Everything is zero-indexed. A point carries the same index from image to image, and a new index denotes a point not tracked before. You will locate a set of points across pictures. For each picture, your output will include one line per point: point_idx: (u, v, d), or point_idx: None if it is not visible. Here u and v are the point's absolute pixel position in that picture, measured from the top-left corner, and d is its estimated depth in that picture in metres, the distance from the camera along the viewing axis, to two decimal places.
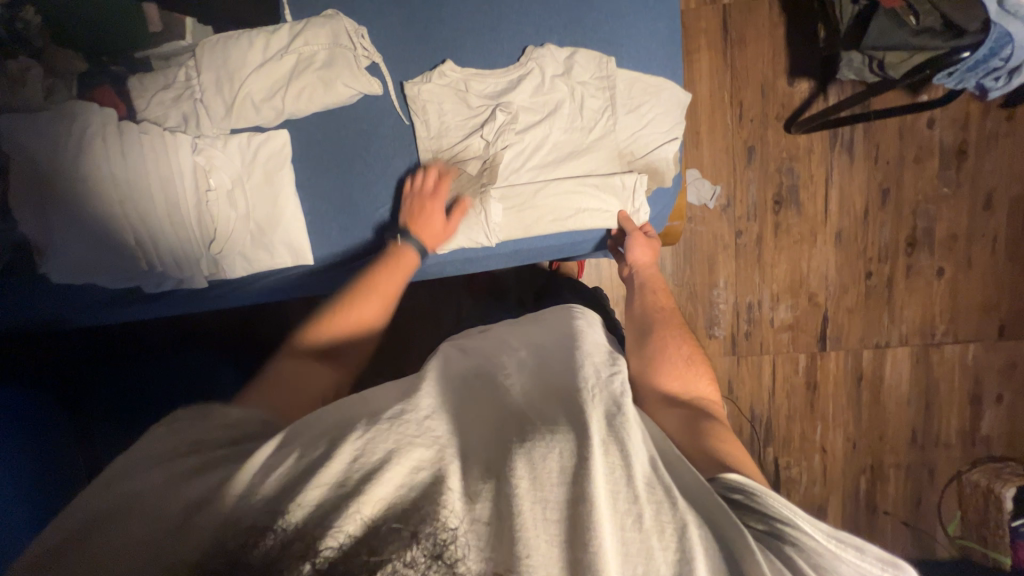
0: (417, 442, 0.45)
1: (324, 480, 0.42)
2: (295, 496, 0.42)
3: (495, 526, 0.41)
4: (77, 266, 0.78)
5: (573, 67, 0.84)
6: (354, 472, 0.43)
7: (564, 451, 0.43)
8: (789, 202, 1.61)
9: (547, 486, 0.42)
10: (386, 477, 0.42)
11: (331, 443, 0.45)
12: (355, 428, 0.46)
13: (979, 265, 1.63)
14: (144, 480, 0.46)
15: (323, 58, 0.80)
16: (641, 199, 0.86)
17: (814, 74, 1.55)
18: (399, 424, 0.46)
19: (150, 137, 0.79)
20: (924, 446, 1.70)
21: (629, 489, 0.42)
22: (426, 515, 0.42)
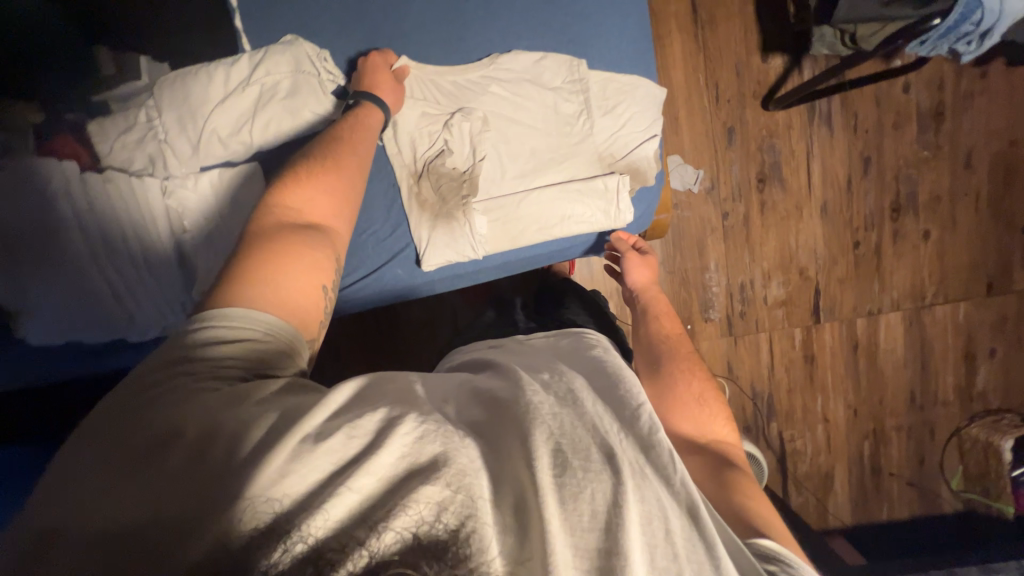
0: (460, 453, 0.43)
1: (362, 481, 0.39)
2: (327, 494, 0.38)
3: (526, 554, 0.40)
4: (55, 325, 0.76)
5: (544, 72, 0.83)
6: (393, 476, 0.41)
7: (606, 492, 0.43)
8: (773, 179, 1.60)
9: (582, 530, 0.41)
10: (428, 488, 0.40)
11: (373, 436, 0.42)
12: (403, 421, 0.44)
13: (963, 225, 1.65)
14: (157, 420, 0.43)
15: (287, 86, 0.78)
16: (626, 200, 0.85)
17: (787, 48, 1.54)
18: (445, 430, 0.44)
19: (117, 185, 0.77)
20: (923, 406, 1.73)
21: (668, 547, 0.42)
22: (457, 538, 0.39)
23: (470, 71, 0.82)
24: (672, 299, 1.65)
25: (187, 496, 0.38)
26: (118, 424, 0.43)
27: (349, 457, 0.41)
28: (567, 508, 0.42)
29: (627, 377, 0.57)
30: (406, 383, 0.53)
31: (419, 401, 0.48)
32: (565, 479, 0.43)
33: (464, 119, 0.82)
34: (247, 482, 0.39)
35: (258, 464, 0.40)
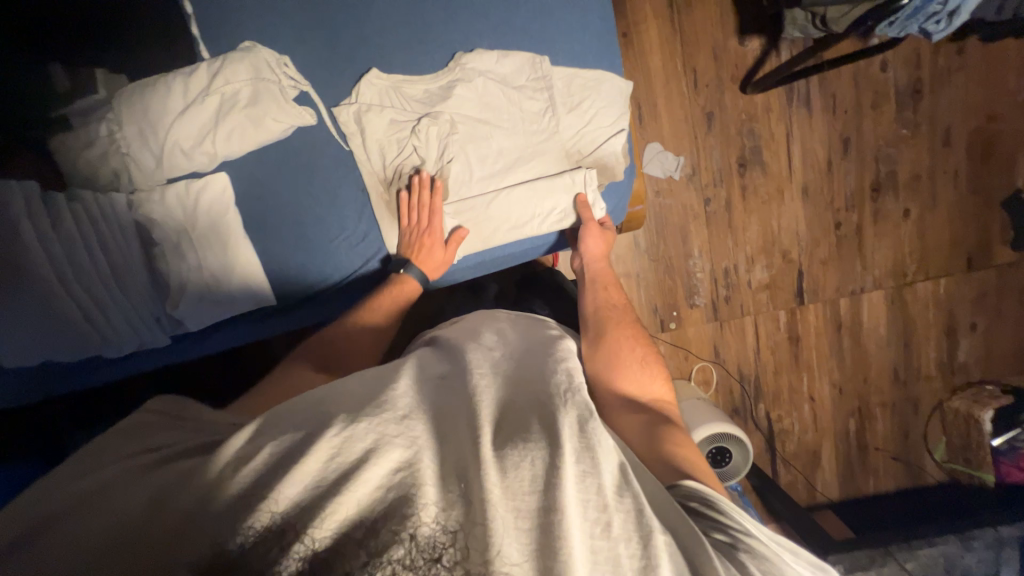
0: (391, 442, 0.47)
1: (303, 476, 0.45)
2: (275, 490, 0.44)
3: (471, 527, 0.44)
4: (29, 346, 0.76)
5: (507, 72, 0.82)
6: (331, 468, 0.45)
7: (537, 461, 0.47)
8: (753, 163, 1.60)
9: (519, 494, 0.46)
10: (365, 477, 0.45)
11: (309, 439, 0.47)
12: (332, 425, 0.48)
13: (943, 202, 1.66)
14: (104, 475, 0.51)
15: (247, 95, 0.77)
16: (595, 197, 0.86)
17: (764, 30, 1.52)
18: (377, 422, 0.48)
19: (82, 203, 0.76)
20: (906, 382, 1.77)
21: (600, 499, 0.46)
22: (399, 517, 0.44)
23: (433, 72, 0.81)
24: (657, 287, 1.66)
25: (168, 519, 0.45)
26: (103, 475, 0.51)
27: (289, 459, 0.46)
28: (504, 480, 0.46)
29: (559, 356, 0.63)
30: (352, 381, 0.57)
31: (358, 401, 0.53)
32: (496, 457, 0.48)
33: (430, 123, 0.81)
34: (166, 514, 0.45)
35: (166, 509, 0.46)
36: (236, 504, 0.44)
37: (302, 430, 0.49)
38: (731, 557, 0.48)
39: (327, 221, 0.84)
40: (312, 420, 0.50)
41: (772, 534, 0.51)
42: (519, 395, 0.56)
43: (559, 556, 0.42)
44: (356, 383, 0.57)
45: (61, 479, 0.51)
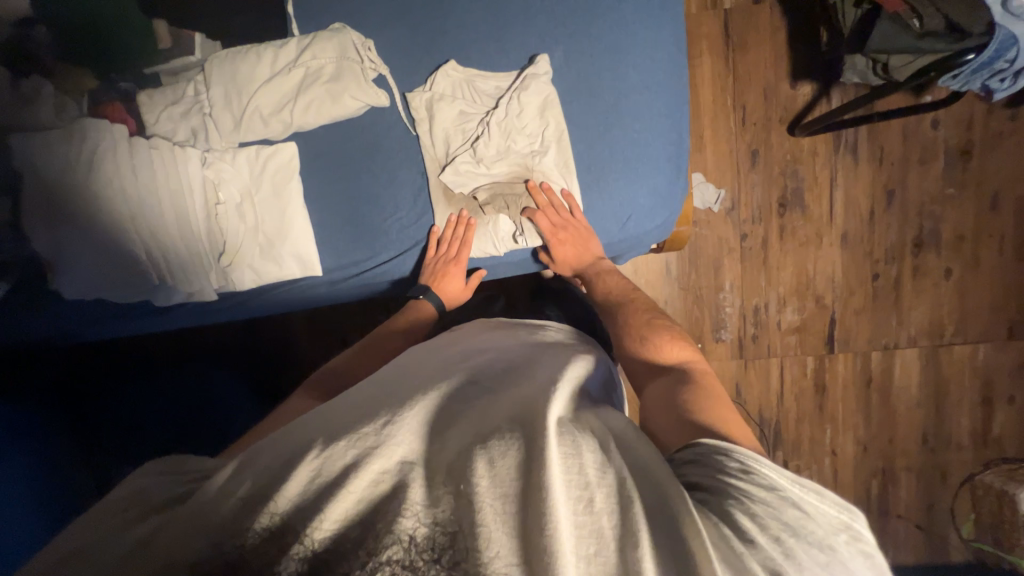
0: (372, 447, 0.50)
1: (293, 488, 0.48)
2: (270, 501, 0.47)
3: (459, 518, 0.47)
4: (89, 281, 0.78)
5: (579, 77, 0.83)
6: (317, 481, 0.48)
7: (517, 457, 0.50)
8: (794, 205, 1.60)
9: (506, 482, 0.48)
10: (349, 484, 0.47)
11: (291, 460, 0.50)
12: (313, 446, 0.51)
13: (987, 265, 1.62)
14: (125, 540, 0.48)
15: (330, 71, 0.80)
16: (646, 209, 0.86)
17: (816, 76, 1.54)
18: (357, 437, 0.51)
19: (160, 152, 0.79)
20: (936, 449, 1.69)
21: (582, 477, 0.48)
22: (389, 518, 0.47)
23: (505, 68, 0.84)
24: (684, 316, 1.64)
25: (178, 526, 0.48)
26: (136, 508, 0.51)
27: (278, 473, 0.49)
28: (491, 474, 0.49)
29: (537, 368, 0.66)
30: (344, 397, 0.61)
31: (341, 417, 0.56)
32: (481, 455, 0.51)
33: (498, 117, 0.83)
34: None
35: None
36: (238, 508, 0.48)
37: (292, 443, 0.52)
38: (731, 508, 0.46)
39: (384, 201, 0.87)
40: (293, 443, 0.52)
41: (795, 478, 0.48)
42: (502, 403, 0.59)
43: (542, 541, 0.44)
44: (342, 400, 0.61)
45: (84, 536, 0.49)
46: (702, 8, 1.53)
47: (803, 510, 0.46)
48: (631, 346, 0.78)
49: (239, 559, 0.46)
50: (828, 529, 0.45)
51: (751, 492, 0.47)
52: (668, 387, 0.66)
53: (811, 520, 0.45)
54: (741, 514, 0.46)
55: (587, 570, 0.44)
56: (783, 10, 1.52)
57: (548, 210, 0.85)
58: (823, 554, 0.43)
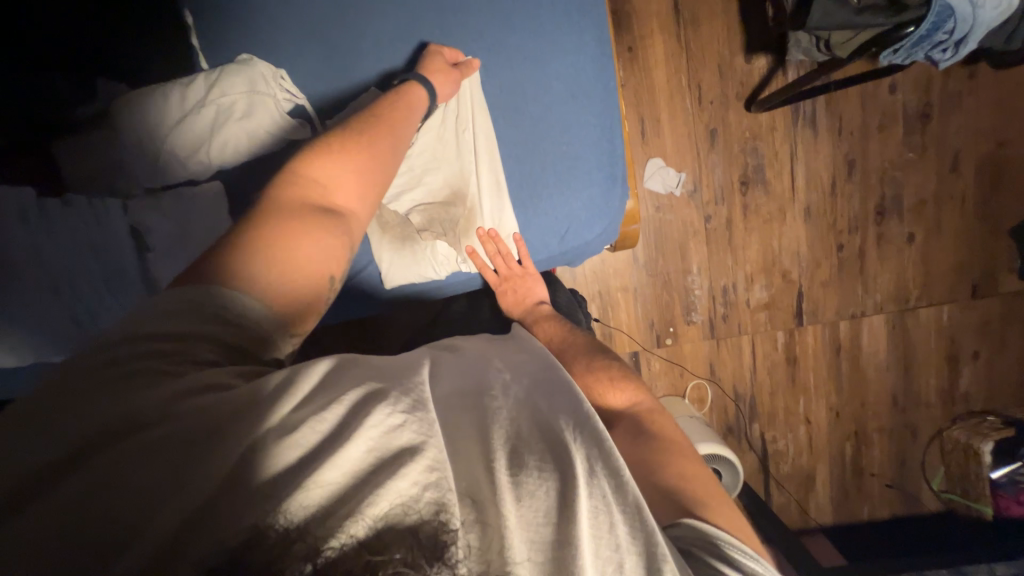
0: (424, 434, 0.45)
1: (338, 467, 0.41)
2: (305, 480, 0.40)
3: (490, 542, 0.42)
4: (20, 348, 0.77)
5: (500, 90, 0.82)
6: (369, 460, 0.42)
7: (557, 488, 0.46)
8: (756, 182, 1.59)
9: (538, 521, 0.44)
10: (401, 473, 0.41)
11: (340, 432, 0.43)
12: (373, 415, 0.44)
13: (949, 227, 1.63)
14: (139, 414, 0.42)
15: (243, 107, 0.78)
16: (583, 218, 0.86)
17: (771, 48, 1.50)
18: (418, 418, 0.46)
19: (76, 209, 0.77)
20: (905, 408, 1.74)
21: (614, 539, 0.45)
22: (423, 508, 0.41)
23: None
24: (654, 302, 1.65)
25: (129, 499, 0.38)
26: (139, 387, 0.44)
27: (324, 444, 0.42)
28: (520, 506, 0.44)
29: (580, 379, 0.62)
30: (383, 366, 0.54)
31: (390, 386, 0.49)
32: (511, 483, 0.45)
33: (423, 140, 0.83)
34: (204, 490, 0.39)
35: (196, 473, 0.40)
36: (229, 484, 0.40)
37: (342, 407, 0.45)
38: None
39: None
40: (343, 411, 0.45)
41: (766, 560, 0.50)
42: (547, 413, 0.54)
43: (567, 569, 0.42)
44: (384, 371, 0.53)
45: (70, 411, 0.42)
46: None
47: None
48: (581, 368, 0.73)
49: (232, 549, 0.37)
50: None
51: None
52: (609, 406, 0.67)
53: None
54: None
55: None
56: None
57: (497, 257, 0.86)
58: None
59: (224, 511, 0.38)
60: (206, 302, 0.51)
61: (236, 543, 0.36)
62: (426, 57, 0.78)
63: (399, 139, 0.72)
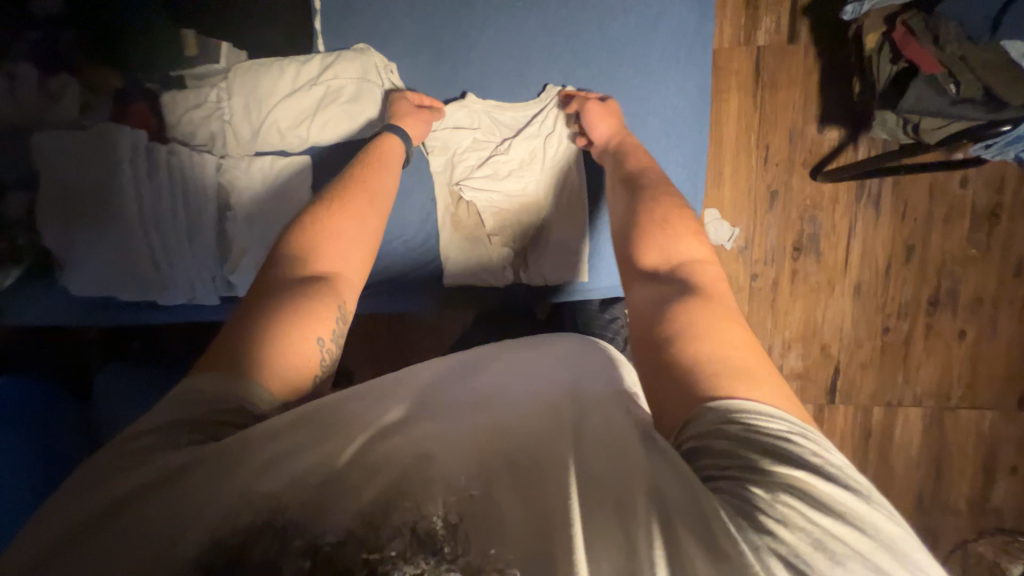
0: (403, 450, 0.50)
1: (325, 470, 0.48)
2: (297, 482, 0.47)
3: (478, 519, 0.44)
4: (96, 279, 0.80)
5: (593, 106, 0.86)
6: (346, 466, 0.48)
7: (554, 462, 0.49)
8: (809, 250, 1.57)
9: (533, 490, 0.47)
10: (373, 480, 0.47)
11: (323, 441, 0.50)
12: (351, 437, 0.51)
13: (1003, 332, 1.58)
14: (127, 474, 0.46)
15: (351, 91, 0.83)
16: None
17: (846, 122, 1.51)
18: (393, 434, 0.52)
19: (178, 158, 0.80)
20: (930, 511, 1.64)
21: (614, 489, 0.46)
22: (404, 507, 0.45)
23: (526, 108, 0.87)
24: None
25: (152, 534, 0.43)
26: (125, 455, 0.48)
27: (313, 452, 0.49)
28: (516, 481, 0.47)
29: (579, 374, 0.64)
30: (375, 391, 0.60)
31: (365, 413, 0.55)
32: (504, 463, 0.49)
33: (507, 145, 0.88)
34: (187, 519, 0.44)
35: (188, 503, 0.45)
36: (237, 501, 0.45)
37: (317, 428, 0.52)
38: (756, 489, 0.43)
39: (408, 219, 0.92)
40: (328, 424, 0.53)
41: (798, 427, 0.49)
42: (540, 404, 0.57)
43: (567, 546, 0.42)
44: (371, 397, 0.59)
45: (74, 488, 0.47)
46: (735, 43, 1.51)
47: (816, 456, 0.46)
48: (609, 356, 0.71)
49: (240, 555, 0.42)
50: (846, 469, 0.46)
51: (772, 473, 0.44)
52: None
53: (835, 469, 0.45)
54: (776, 492, 0.43)
55: None
56: (818, 53, 1.49)
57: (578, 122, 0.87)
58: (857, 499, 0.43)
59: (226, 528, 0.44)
60: (187, 393, 0.54)
61: (237, 542, 0.43)
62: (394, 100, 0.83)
63: (379, 197, 0.78)
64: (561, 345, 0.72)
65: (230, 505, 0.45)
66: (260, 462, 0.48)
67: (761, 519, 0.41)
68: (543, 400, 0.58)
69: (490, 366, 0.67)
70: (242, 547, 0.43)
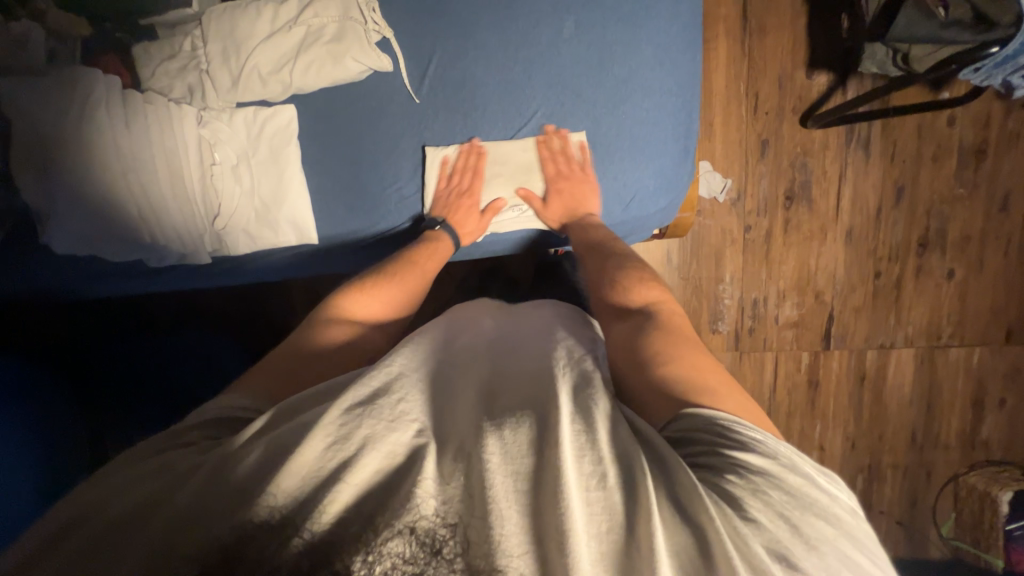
0: (403, 426, 0.47)
1: (302, 463, 0.44)
2: (273, 479, 0.43)
3: (471, 503, 0.43)
4: (81, 235, 0.78)
5: (585, 37, 0.83)
6: (327, 462, 0.44)
7: (531, 426, 0.48)
8: (801, 198, 1.58)
9: (518, 458, 0.45)
10: (357, 468, 0.44)
11: (302, 431, 0.46)
12: (325, 415, 0.47)
13: (990, 268, 1.61)
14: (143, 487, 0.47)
15: (333, 31, 0.78)
16: (636, 188, 0.91)
17: (834, 66, 1.50)
18: (372, 410, 0.47)
19: (155, 106, 0.77)
20: (923, 448, 1.69)
21: (594, 453, 0.45)
22: (398, 503, 0.43)
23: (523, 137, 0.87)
24: (682, 306, 1.62)
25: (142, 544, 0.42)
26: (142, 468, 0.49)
27: (289, 441, 0.46)
28: (504, 452, 0.45)
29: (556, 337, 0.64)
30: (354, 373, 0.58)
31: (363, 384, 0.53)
32: (494, 437, 0.47)
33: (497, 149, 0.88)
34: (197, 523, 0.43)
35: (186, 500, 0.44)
36: (235, 494, 0.44)
37: (298, 419, 0.49)
38: (738, 489, 0.45)
39: (401, 167, 0.88)
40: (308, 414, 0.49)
41: (787, 451, 0.49)
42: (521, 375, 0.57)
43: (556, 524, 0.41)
44: (350, 377, 0.57)
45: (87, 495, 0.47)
46: None
47: (796, 482, 0.46)
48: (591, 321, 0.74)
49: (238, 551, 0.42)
50: (828, 502, 0.46)
51: (748, 467, 0.46)
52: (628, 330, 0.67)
53: (811, 495, 0.46)
54: (747, 503, 0.44)
55: (599, 547, 0.41)
56: None
57: (558, 157, 0.87)
58: (827, 526, 0.43)
59: (216, 514, 0.43)
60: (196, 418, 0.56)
61: (232, 538, 0.42)
62: (456, 202, 0.88)
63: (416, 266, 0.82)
64: (532, 315, 0.74)
65: (225, 493, 0.44)
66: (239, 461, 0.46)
67: (741, 516, 0.42)
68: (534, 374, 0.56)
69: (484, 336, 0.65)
70: (237, 548, 0.42)
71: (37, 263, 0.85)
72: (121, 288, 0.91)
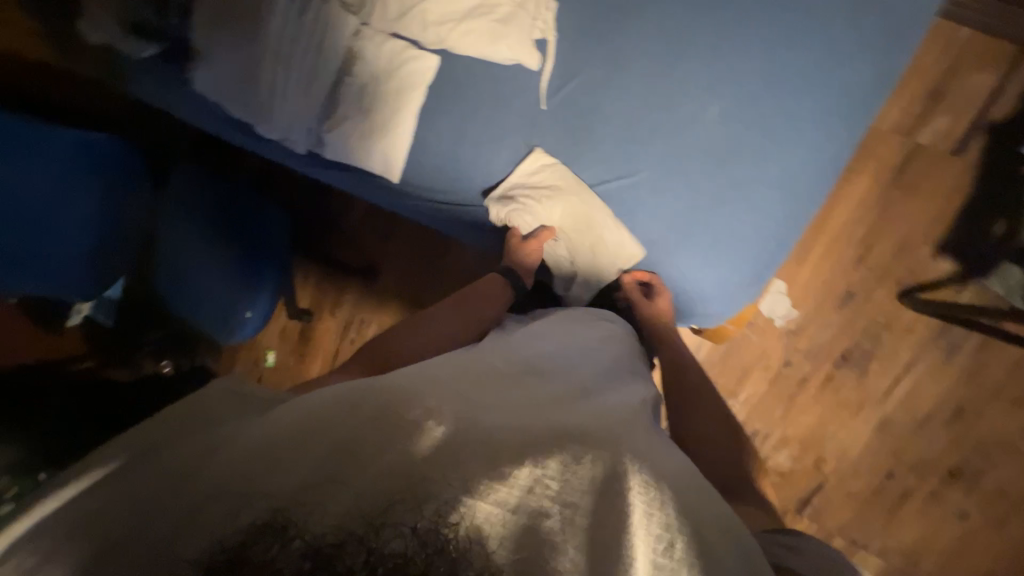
0: (443, 420, 0.53)
1: (359, 423, 0.52)
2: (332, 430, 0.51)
3: (526, 522, 0.46)
4: (218, 82, 0.88)
5: (723, 125, 0.83)
6: (369, 434, 0.51)
7: (601, 466, 0.51)
8: (855, 365, 1.49)
9: (577, 493, 0.49)
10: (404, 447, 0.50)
11: (352, 405, 0.54)
12: (374, 398, 0.55)
13: (1006, 535, 1.48)
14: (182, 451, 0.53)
15: (504, 13, 0.85)
16: (694, 282, 0.90)
17: (962, 260, 1.40)
18: (420, 401, 0.55)
19: (328, 6, 0.86)
20: None
21: (662, 516, 0.48)
22: (448, 495, 0.47)
23: (616, 184, 0.87)
24: None
25: (178, 503, 0.47)
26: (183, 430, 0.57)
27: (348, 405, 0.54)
28: (564, 481, 0.49)
29: (612, 394, 0.67)
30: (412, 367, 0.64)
31: (419, 382, 0.60)
32: (552, 465, 0.50)
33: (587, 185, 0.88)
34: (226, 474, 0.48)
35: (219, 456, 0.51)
36: (290, 440, 0.50)
37: (357, 390, 0.57)
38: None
39: (497, 155, 0.90)
40: (364, 388, 0.57)
41: None
42: (584, 415, 0.60)
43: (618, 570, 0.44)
44: (415, 369, 0.64)
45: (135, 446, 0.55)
46: (893, 130, 1.40)
47: None
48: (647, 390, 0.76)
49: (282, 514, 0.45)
50: None
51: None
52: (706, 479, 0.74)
53: None
54: None
55: None
56: (971, 179, 1.38)
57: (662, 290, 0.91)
58: None
59: (259, 474, 0.48)
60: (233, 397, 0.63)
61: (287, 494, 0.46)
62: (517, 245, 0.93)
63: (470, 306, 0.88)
64: (598, 355, 0.77)
65: (267, 444, 0.50)
66: (283, 428, 0.52)
67: None
68: (590, 415, 0.60)
69: (540, 370, 0.70)
70: (258, 531, 0.44)
71: (171, 85, 0.94)
72: (224, 136, 1.00)
